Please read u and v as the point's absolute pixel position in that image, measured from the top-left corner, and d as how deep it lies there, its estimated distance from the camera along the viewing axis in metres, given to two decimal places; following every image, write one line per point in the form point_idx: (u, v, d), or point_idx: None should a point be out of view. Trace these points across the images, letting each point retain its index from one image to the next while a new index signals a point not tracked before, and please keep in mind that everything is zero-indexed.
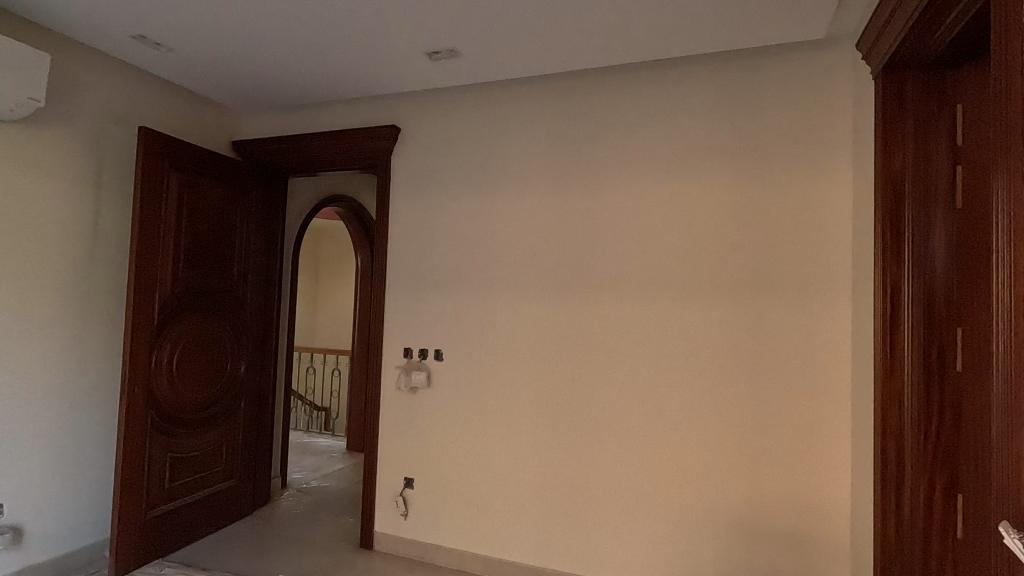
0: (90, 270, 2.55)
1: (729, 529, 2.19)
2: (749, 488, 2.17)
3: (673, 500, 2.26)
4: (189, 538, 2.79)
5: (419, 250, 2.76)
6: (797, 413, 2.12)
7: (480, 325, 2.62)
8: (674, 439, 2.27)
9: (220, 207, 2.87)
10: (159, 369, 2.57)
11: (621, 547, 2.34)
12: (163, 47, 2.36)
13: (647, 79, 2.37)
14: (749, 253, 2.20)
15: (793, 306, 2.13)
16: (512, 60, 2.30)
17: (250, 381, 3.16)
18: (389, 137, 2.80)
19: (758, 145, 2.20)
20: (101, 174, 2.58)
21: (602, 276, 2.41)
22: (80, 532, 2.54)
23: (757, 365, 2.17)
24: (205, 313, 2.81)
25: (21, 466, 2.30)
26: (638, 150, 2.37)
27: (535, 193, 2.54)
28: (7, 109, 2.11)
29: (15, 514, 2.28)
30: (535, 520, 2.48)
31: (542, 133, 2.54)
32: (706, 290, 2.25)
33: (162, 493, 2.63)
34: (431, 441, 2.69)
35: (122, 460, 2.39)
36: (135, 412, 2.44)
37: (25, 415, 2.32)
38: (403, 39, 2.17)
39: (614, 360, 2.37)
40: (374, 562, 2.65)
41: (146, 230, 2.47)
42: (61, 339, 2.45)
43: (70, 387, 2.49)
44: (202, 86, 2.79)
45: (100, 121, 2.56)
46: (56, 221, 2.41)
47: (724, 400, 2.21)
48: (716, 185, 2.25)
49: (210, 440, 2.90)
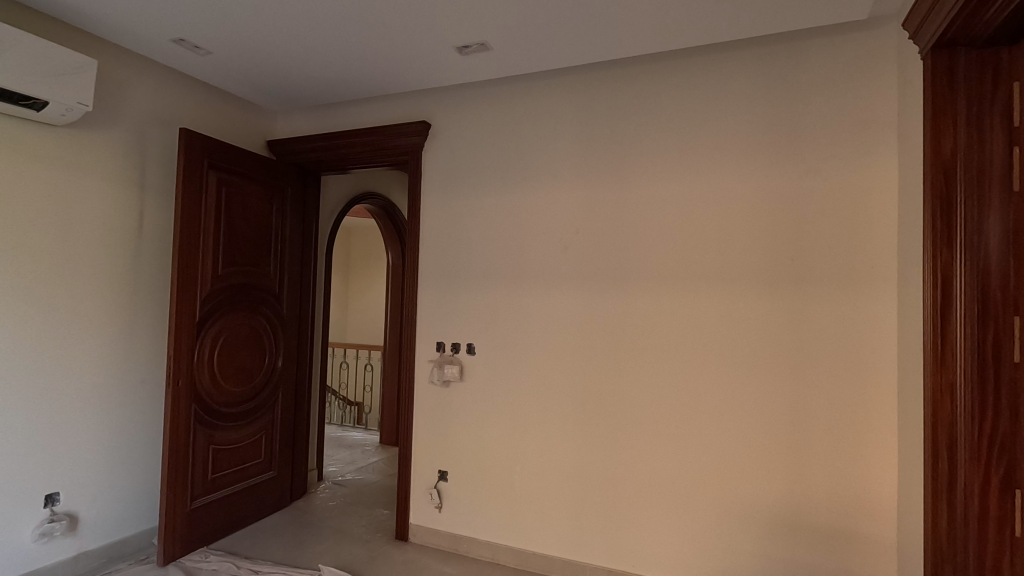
0: (136, 268, 2.65)
1: (769, 525, 2.15)
2: (789, 483, 2.12)
3: (710, 496, 2.23)
4: (231, 528, 2.87)
5: (451, 245, 2.78)
6: (840, 407, 2.06)
7: (512, 319, 2.63)
8: (711, 432, 2.23)
9: (256, 206, 2.94)
10: (201, 363, 2.65)
11: (657, 543, 2.31)
12: (201, 50, 2.42)
13: (682, 67, 2.33)
14: (788, 243, 2.14)
15: (835, 296, 2.08)
16: (543, 52, 2.29)
17: (287, 375, 3.23)
18: (420, 133, 2.83)
19: (797, 131, 2.14)
20: (145, 175, 2.67)
21: (635, 268, 2.38)
22: (129, 520, 2.64)
23: (798, 357, 2.12)
24: (244, 309, 2.88)
25: (74, 456, 2.40)
26: (672, 140, 2.34)
27: (566, 186, 2.53)
28: (58, 114, 2.19)
29: (70, 502, 2.39)
30: (571, 514, 2.47)
31: (573, 125, 2.53)
32: (743, 280, 2.20)
33: (205, 484, 2.71)
34: (464, 435, 2.71)
35: (168, 451, 2.47)
36: (179, 405, 2.52)
37: (78, 407, 2.42)
38: (434, 34, 2.18)
39: (649, 354, 2.35)
40: (410, 553, 2.69)
41: (188, 228, 2.54)
42: (110, 335, 2.55)
43: (119, 381, 2.59)
44: (238, 87, 2.86)
45: (144, 124, 2.64)
46: (105, 221, 2.50)
47: (762, 394, 2.16)
48: (753, 173, 2.20)
49: (249, 432, 2.98)
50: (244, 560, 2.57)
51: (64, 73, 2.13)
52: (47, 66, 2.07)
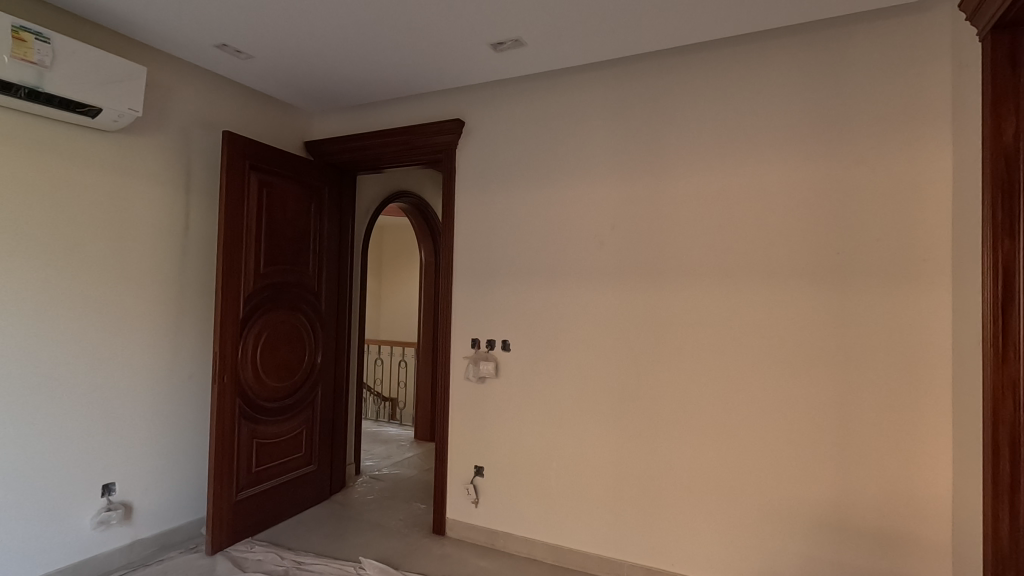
0: (182, 267, 2.74)
1: (815, 526, 2.09)
2: (837, 484, 2.06)
3: (751, 495, 2.19)
4: (274, 519, 2.95)
5: (486, 242, 2.80)
6: (890, 406, 1.99)
7: (547, 315, 2.62)
8: (754, 429, 2.19)
9: (295, 205, 3.01)
10: (245, 359, 2.73)
11: (697, 542, 2.28)
12: (243, 54, 2.48)
13: (721, 58, 2.29)
14: (834, 236, 2.08)
15: (884, 290, 2.01)
16: (579, 46, 2.27)
17: (325, 372, 3.31)
18: (454, 131, 2.84)
19: (843, 119, 2.08)
20: (191, 177, 2.76)
21: (673, 264, 2.35)
22: (179, 511, 2.74)
23: (844, 354, 2.06)
24: (284, 307, 2.96)
25: (128, 449, 2.51)
26: (710, 133, 2.29)
27: (601, 181, 2.51)
28: (111, 120, 2.28)
29: (125, 492, 2.50)
30: (608, 512, 2.46)
31: (608, 119, 2.51)
32: (785, 275, 2.15)
33: (250, 476, 2.79)
34: (500, 431, 2.73)
35: (216, 445, 2.56)
36: (225, 399, 2.60)
37: (131, 400, 2.52)
38: (469, 32, 2.19)
39: (687, 350, 2.32)
40: (447, 548, 2.72)
41: (232, 227, 2.61)
42: (159, 333, 2.64)
43: (169, 376, 2.69)
44: (277, 90, 2.93)
45: (189, 128, 2.73)
46: (153, 223, 2.60)
47: (808, 391, 2.11)
48: (796, 165, 2.14)
49: (291, 426, 3.06)
50: (288, 551, 2.64)
51: (116, 81, 2.22)
52: (100, 74, 2.16)
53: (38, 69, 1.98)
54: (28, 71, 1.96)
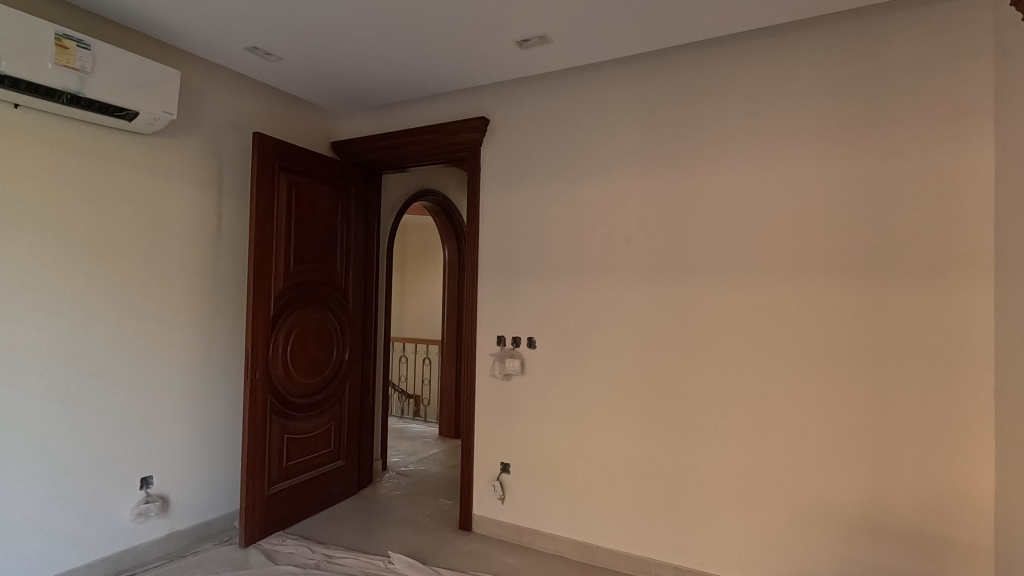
0: (215, 266, 2.80)
1: (850, 527, 2.06)
2: (871, 483, 2.02)
3: (783, 494, 2.16)
4: (304, 513, 3.00)
5: (511, 240, 2.80)
6: (928, 403, 1.94)
7: (573, 312, 2.62)
8: (785, 427, 2.15)
9: (323, 204, 3.05)
10: (276, 356, 2.78)
11: (727, 541, 2.26)
12: (272, 56, 2.52)
13: (751, 50, 2.25)
14: (868, 230, 2.04)
15: (923, 285, 1.95)
16: (605, 41, 2.26)
17: (353, 368, 3.35)
18: (479, 129, 2.85)
19: (878, 111, 2.03)
20: (223, 178, 2.83)
21: (701, 260, 2.33)
22: (213, 504, 2.80)
23: (880, 351, 2.01)
24: (313, 304, 3.01)
25: (165, 443, 2.58)
26: (739, 127, 2.26)
27: (628, 177, 2.50)
28: (147, 123, 2.34)
29: (163, 484, 2.57)
30: (635, 509, 2.45)
31: (635, 115, 2.49)
32: (818, 270, 2.11)
33: (281, 471, 2.85)
34: (526, 428, 2.73)
35: (249, 441, 2.61)
36: (257, 395, 2.65)
37: (167, 396, 2.59)
38: (495, 30, 2.19)
39: (716, 347, 2.29)
40: (474, 543, 2.74)
41: (263, 226, 2.66)
42: (193, 330, 2.71)
43: (204, 372, 2.76)
44: (305, 91, 2.98)
45: (221, 130, 2.79)
46: (187, 223, 2.66)
47: (841, 389, 2.07)
48: (829, 158, 2.10)
49: (320, 422, 3.11)
50: (318, 545, 2.68)
51: (152, 85, 2.28)
52: (137, 79, 2.22)
53: (80, 75, 2.05)
54: (71, 77, 2.03)
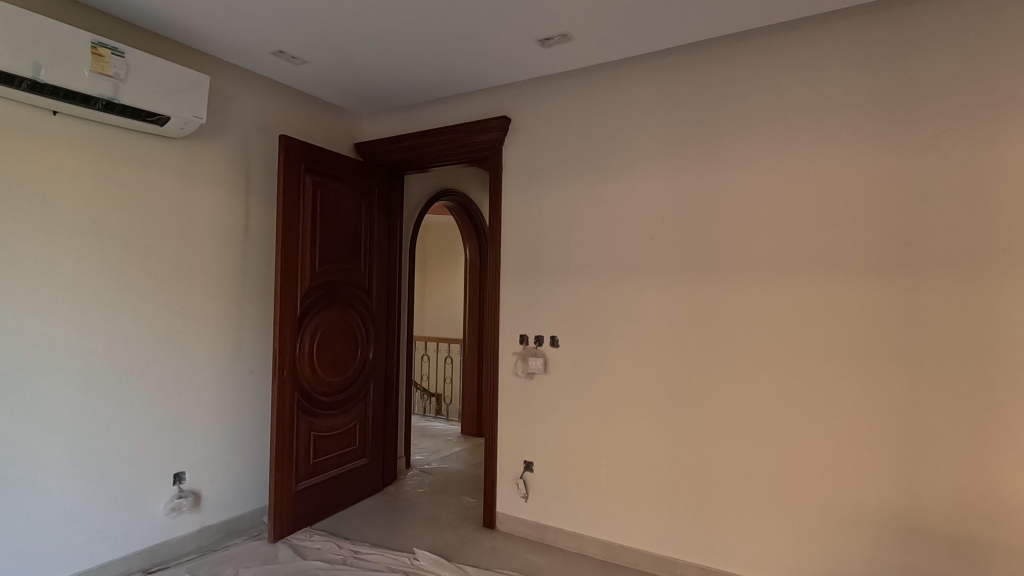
0: (243, 266, 2.86)
1: (883, 529, 2.01)
2: (905, 485, 1.97)
3: (813, 495, 2.12)
4: (330, 510, 3.04)
5: (534, 239, 2.81)
6: (965, 402, 1.89)
7: (596, 311, 2.62)
8: (815, 426, 2.12)
9: (347, 205, 3.09)
10: (303, 354, 2.82)
11: (756, 542, 2.23)
12: (298, 60, 2.57)
13: (777, 43, 2.22)
14: (900, 225, 1.99)
15: (959, 281, 1.90)
16: (628, 38, 2.25)
17: (377, 367, 3.39)
18: (500, 128, 2.86)
19: (911, 102, 1.98)
20: (250, 181, 2.88)
21: (727, 258, 2.30)
22: (242, 500, 2.86)
23: (913, 350, 1.97)
24: (338, 304, 3.05)
25: (196, 439, 2.64)
26: (765, 123, 2.23)
27: (651, 175, 2.48)
28: (178, 128, 2.40)
29: (194, 480, 2.64)
30: (660, 509, 2.44)
31: (658, 112, 2.47)
32: (849, 266, 2.07)
33: (308, 468, 2.89)
34: (549, 427, 2.74)
35: (277, 438, 2.66)
36: (285, 393, 2.70)
37: (199, 393, 2.66)
38: (517, 29, 2.19)
39: (742, 347, 2.27)
40: (498, 541, 2.75)
41: (289, 227, 2.71)
42: (223, 330, 2.77)
43: (233, 371, 2.82)
44: (329, 93, 3.02)
45: (248, 133, 2.85)
46: (216, 225, 2.72)
47: (873, 388, 2.02)
48: (859, 152, 2.06)
49: (345, 420, 3.15)
50: (345, 541, 2.72)
51: (182, 90, 2.33)
52: (168, 84, 2.27)
53: (114, 82, 2.11)
54: (106, 84, 2.09)
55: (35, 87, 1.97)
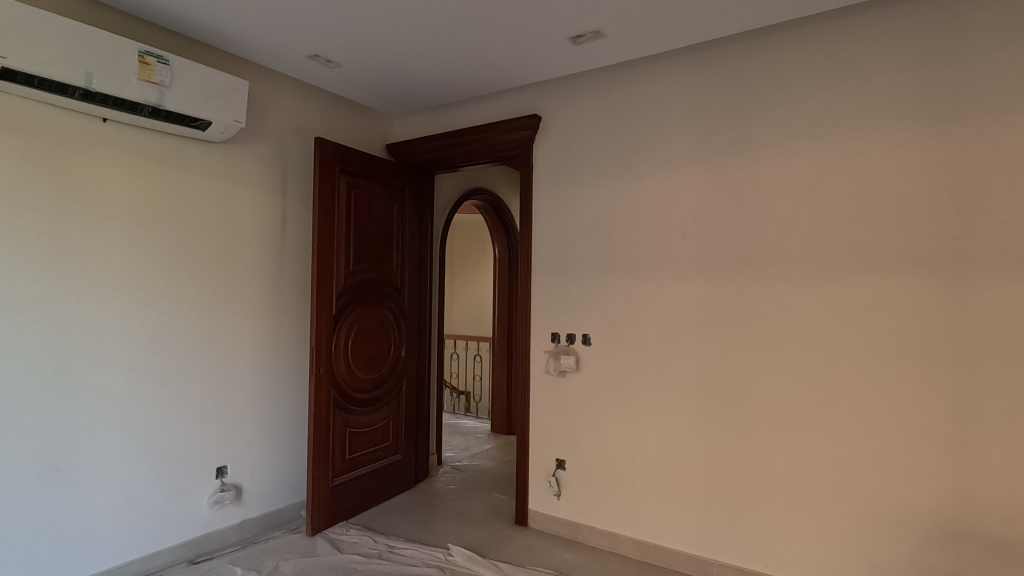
0: (281, 265, 2.93)
1: (931, 533, 1.95)
2: (953, 489, 1.91)
3: (856, 496, 2.07)
4: (366, 505, 3.10)
5: (565, 237, 2.81)
6: (1020, 403, 1.81)
7: (629, 308, 2.61)
8: (856, 427, 2.07)
9: (380, 205, 3.14)
10: (339, 352, 2.88)
11: (795, 543, 2.19)
12: (333, 63, 2.62)
13: (817, 34, 2.16)
14: (948, 220, 1.92)
15: (1011, 278, 1.83)
16: (661, 32, 2.23)
17: (409, 365, 3.44)
18: (531, 126, 2.87)
19: (960, 92, 1.91)
20: (287, 183, 2.95)
21: (763, 255, 2.26)
22: (281, 493, 2.94)
23: (963, 349, 1.90)
24: (371, 302, 3.10)
25: (237, 434, 2.72)
26: (804, 116, 2.18)
27: (685, 171, 2.45)
28: (219, 132, 2.47)
29: (236, 474, 2.72)
30: (696, 508, 2.41)
31: (692, 107, 2.44)
32: (893, 262, 2.01)
33: (344, 463, 2.95)
34: (582, 425, 2.73)
35: (315, 434, 2.72)
36: (322, 390, 2.76)
37: (240, 389, 2.74)
38: (549, 27, 2.19)
39: (781, 345, 2.23)
40: (531, 538, 2.76)
41: (325, 227, 2.76)
42: (262, 328, 2.84)
43: (272, 368, 2.89)
44: (362, 95, 3.07)
45: (284, 136, 2.91)
46: (254, 226, 2.79)
47: (919, 388, 1.96)
48: (904, 144, 2.00)
49: (379, 416, 3.20)
50: (380, 535, 2.77)
51: (223, 95, 2.40)
52: (209, 90, 2.34)
53: (160, 89, 2.18)
54: (152, 91, 2.16)
55: (86, 96, 2.05)
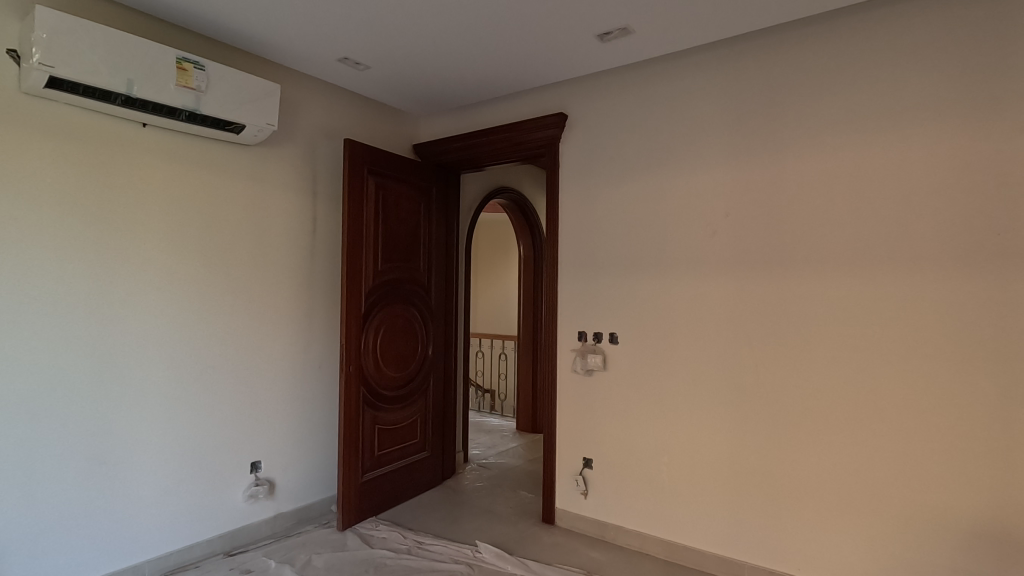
0: (311, 265, 2.98)
1: (974, 539, 1.88)
2: (998, 494, 1.84)
3: (893, 500, 2.01)
4: (394, 501, 3.14)
5: (592, 235, 2.80)
6: None
7: (657, 307, 2.59)
8: (894, 429, 2.01)
9: (407, 205, 3.17)
10: (368, 351, 2.92)
11: (829, 547, 2.14)
12: (361, 66, 2.65)
13: (852, 25, 2.11)
14: (991, 216, 1.85)
15: None
16: (690, 27, 2.20)
17: (436, 363, 3.47)
18: (557, 124, 2.86)
19: (1005, 81, 1.84)
20: (317, 184, 3.00)
21: (796, 253, 2.22)
22: (313, 488, 3.00)
23: (1008, 349, 1.83)
24: (399, 301, 3.13)
25: (270, 430, 2.78)
26: (839, 110, 2.13)
27: (714, 168, 2.42)
28: (252, 135, 2.53)
29: (269, 469, 2.78)
30: (725, 509, 2.38)
31: (721, 103, 2.41)
32: (934, 259, 1.94)
33: (373, 460, 3.00)
34: (610, 424, 2.72)
35: (345, 430, 2.76)
36: (352, 387, 2.80)
37: (273, 386, 2.80)
38: (575, 24, 2.18)
39: (815, 344, 2.18)
40: (558, 537, 2.76)
41: (354, 227, 2.80)
42: (294, 327, 2.90)
43: (303, 366, 2.95)
44: (390, 96, 3.10)
45: (314, 138, 2.96)
46: (286, 227, 2.85)
47: (961, 389, 1.90)
48: (945, 138, 1.93)
49: (407, 414, 3.24)
50: (409, 531, 2.81)
51: (256, 99, 2.45)
52: (243, 94, 2.40)
53: (196, 94, 2.24)
54: (189, 96, 2.22)
55: (128, 102, 2.13)
